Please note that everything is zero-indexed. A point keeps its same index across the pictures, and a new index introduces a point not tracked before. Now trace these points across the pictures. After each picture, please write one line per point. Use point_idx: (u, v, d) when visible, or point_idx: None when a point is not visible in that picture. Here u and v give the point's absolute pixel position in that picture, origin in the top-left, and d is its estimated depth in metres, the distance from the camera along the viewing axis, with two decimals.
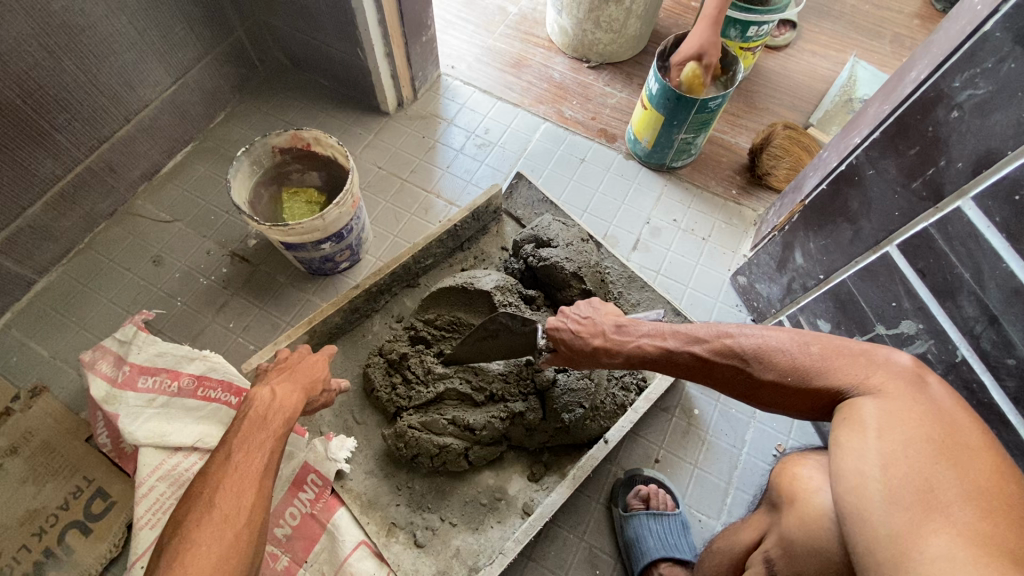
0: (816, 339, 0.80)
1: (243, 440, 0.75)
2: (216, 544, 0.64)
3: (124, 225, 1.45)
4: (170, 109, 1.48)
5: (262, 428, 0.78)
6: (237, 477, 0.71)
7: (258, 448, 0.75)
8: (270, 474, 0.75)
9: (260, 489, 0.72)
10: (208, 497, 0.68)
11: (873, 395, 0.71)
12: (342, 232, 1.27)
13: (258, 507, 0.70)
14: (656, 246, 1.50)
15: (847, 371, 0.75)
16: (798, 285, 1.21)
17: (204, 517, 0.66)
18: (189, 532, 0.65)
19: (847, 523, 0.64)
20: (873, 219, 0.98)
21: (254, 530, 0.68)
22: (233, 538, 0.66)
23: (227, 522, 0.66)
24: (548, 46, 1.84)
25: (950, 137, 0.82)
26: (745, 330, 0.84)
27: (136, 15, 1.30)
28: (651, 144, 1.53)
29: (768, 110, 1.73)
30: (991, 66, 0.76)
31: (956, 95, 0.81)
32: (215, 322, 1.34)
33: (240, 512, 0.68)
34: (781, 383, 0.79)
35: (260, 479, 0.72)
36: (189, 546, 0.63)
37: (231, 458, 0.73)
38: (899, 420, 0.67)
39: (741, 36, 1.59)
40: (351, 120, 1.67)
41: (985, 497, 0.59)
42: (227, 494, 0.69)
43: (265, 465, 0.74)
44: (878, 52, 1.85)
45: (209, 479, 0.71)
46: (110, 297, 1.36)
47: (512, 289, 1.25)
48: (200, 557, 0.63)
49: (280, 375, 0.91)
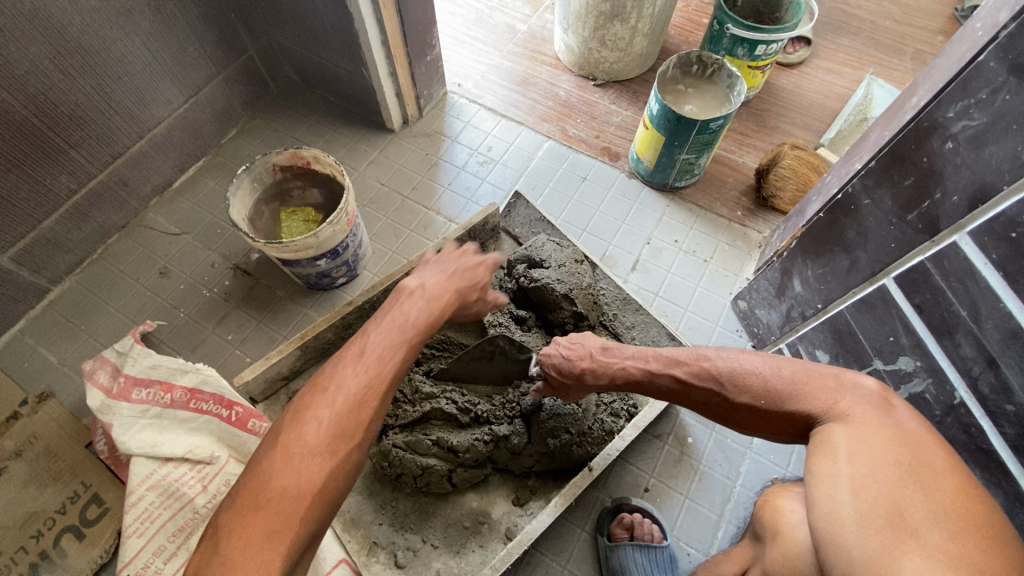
0: (788, 364, 0.79)
1: (381, 338, 0.73)
2: (331, 459, 0.64)
3: (135, 237, 1.51)
4: (183, 126, 1.54)
5: (401, 330, 0.75)
6: (364, 384, 0.68)
7: (392, 354, 0.72)
8: (399, 380, 0.73)
9: (384, 401, 0.70)
10: (332, 396, 0.67)
11: (841, 420, 0.71)
12: (338, 249, 1.29)
13: (375, 421, 0.69)
14: (655, 267, 1.47)
15: (818, 397, 0.74)
16: (796, 313, 1.16)
17: (323, 421, 0.65)
18: (305, 435, 0.64)
19: (825, 553, 0.61)
20: (869, 249, 0.94)
21: (365, 445, 0.68)
22: (345, 454, 0.65)
23: (343, 436, 0.65)
24: (555, 64, 1.85)
25: (945, 169, 0.79)
26: (723, 353, 0.84)
27: (150, 36, 1.36)
28: (653, 164, 1.51)
29: (779, 129, 1.69)
30: (985, 96, 0.72)
31: (951, 126, 0.77)
32: (215, 333, 1.38)
33: (358, 424, 0.66)
34: (755, 407, 0.78)
35: (386, 392, 0.70)
36: (303, 449, 0.63)
37: (364, 356, 0.71)
38: (867, 443, 0.66)
39: (749, 54, 1.55)
40: (357, 136, 1.70)
41: (953, 517, 0.58)
42: (348, 402, 0.67)
43: (396, 373, 0.71)
44: (897, 70, 1.79)
45: (337, 374, 0.69)
46: (118, 307, 1.41)
47: (503, 309, 1.24)
48: (314, 467, 0.63)
49: (431, 268, 0.87)
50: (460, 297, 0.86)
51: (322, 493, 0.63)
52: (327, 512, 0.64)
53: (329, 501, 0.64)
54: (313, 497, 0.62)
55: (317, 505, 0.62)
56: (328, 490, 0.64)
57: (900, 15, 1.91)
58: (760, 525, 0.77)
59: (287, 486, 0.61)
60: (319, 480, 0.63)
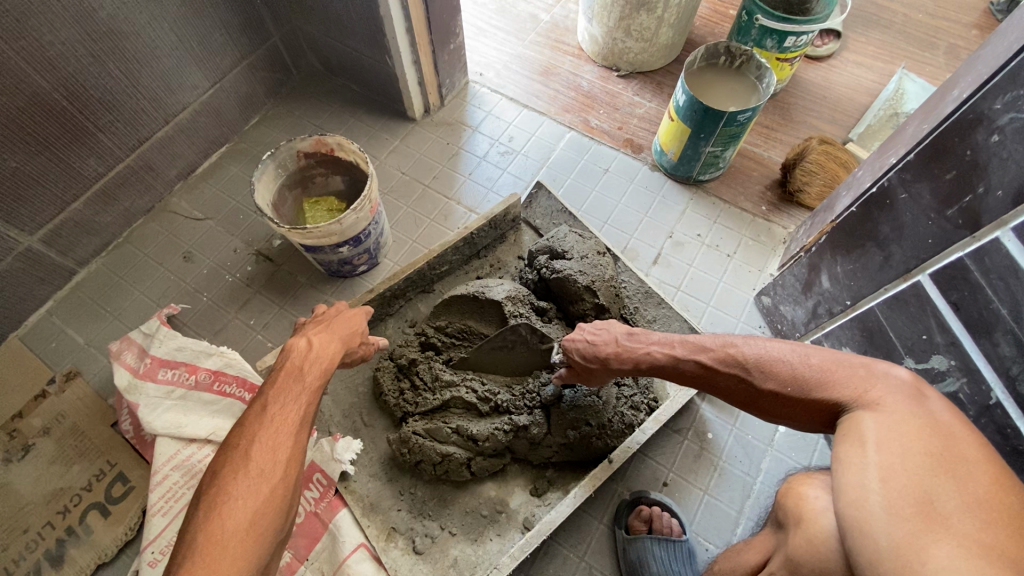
0: (817, 351, 0.78)
1: (278, 392, 0.80)
2: (253, 499, 0.68)
3: (159, 221, 1.53)
4: (207, 111, 1.55)
5: (297, 380, 0.82)
6: (272, 431, 0.75)
7: (294, 401, 0.79)
8: (308, 423, 0.80)
9: (296, 443, 0.76)
10: (245, 449, 0.72)
11: (871, 409, 0.69)
12: (360, 236, 1.29)
13: (293, 461, 0.74)
14: (677, 261, 1.46)
15: (847, 385, 0.73)
16: (823, 310, 1.14)
17: (241, 469, 0.70)
18: (227, 483, 0.69)
19: (850, 538, 0.60)
20: (904, 245, 0.91)
21: (289, 483, 0.72)
22: (269, 493, 0.70)
23: (262, 477, 0.70)
24: (578, 54, 1.82)
25: (990, 163, 0.75)
26: (750, 340, 0.83)
27: (177, 22, 1.36)
28: (677, 156, 1.49)
29: (805, 124, 1.66)
30: None
31: (997, 118, 0.74)
32: (237, 318, 1.39)
33: (275, 466, 0.72)
34: (781, 394, 0.78)
35: (295, 433, 0.76)
36: (225, 498, 0.68)
37: (266, 410, 0.77)
38: (896, 432, 0.65)
39: (778, 46, 1.52)
40: (378, 124, 1.70)
41: (985, 508, 0.57)
42: (262, 448, 0.72)
43: (301, 417, 0.78)
44: (929, 65, 1.76)
45: (246, 430, 0.75)
46: (143, 290, 1.43)
47: (524, 299, 1.24)
48: (237, 511, 0.67)
49: (317, 327, 0.96)
50: (345, 344, 0.94)
51: (250, 531, 0.67)
52: (264, 550, 0.68)
53: (262, 539, 0.67)
54: (242, 537, 0.66)
55: (249, 544, 0.66)
56: (258, 527, 0.68)
57: (934, 8, 1.87)
58: (783, 513, 0.74)
59: (215, 531, 0.65)
60: (245, 521, 0.67)
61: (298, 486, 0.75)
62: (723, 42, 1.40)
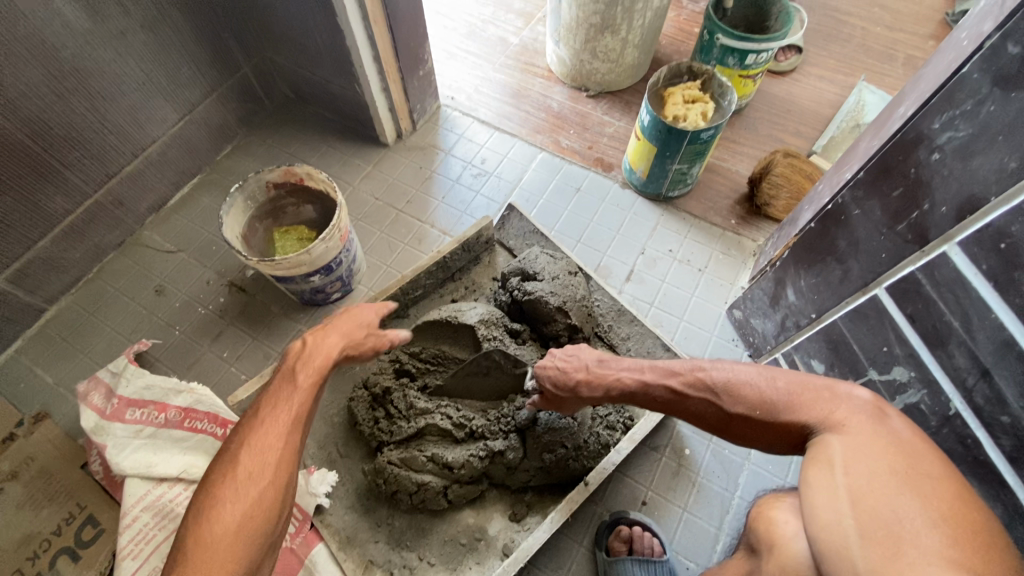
0: (784, 374, 0.79)
1: (272, 395, 0.79)
2: (240, 502, 0.68)
3: (132, 255, 1.52)
4: (177, 144, 1.55)
5: (291, 381, 0.81)
6: (263, 433, 0.74)
7: (287, 401, 0.78)
8: (302, 423, 0.78)
9: (287, 444, 0.74)
10: (235, 453, 0.72)
11: (837, 431, 0.70)
12: (331, 264, 1.28)
13: (283, 463, 0.72)
14: (650, 277, 1.47)
15: (812, 407, 0.74)
16: (791, 323, 1.15)
17: (230, 473, 0.70)
18: (215, 487, 0.69)
19: (827, 566, 0.60)
20: (861, 259, 0.92)
21: (280, 486, 0.71)
22: (257, 496, 0.69)
23: (250, 481, 0.69)
24: (548, 76, 1.85)
25: (932, 180, 0.76)
26: (718, 363, 0.85)
27: (144, 58, 1.37)
28: (646, 174, 1.51)
29: (771, 137, 1.69)
30: (970, 107, 0.70)
31: (937, 137, 0.75)
32: (210, 351, 1.38)
33: (263, 469, 0.70)
34: (750, 417, 0.78)
35: (287, 432, 0.75)
36: (215, 502, 0.68)
37: (259, 413, 0.76)
38: (861, 452, 0.66)
39: (740, 64, 1.55)
40: (351, 151, 1.70)
41: (948, 523, 0.57)
42: (250, 452, 0.72)
43: (292, 417, 0.76)
44: (888, 76, 1.81)
45: (240, 433, 0.75)
46: (114, 326, 1.41)
47: (498, 322, 1.24)
48: (224, 514, 0.67)
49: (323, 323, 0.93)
50: (350, 338, 0.90)
51: (239, 533, 0.66)
52: (254, 553, 0.67)
53: (252, 541, 0.67)
54: (229, 541, 0.66)
55: (236, 548, 0.66)
56: (246, 531, 0.67)
57: (891, 21, 1.93)
58: (754, 538, 0.74)
59: (203, 536, 0.66)
60: (234, 523, 0.67)
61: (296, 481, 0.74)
62: (685, 63, 1.43)
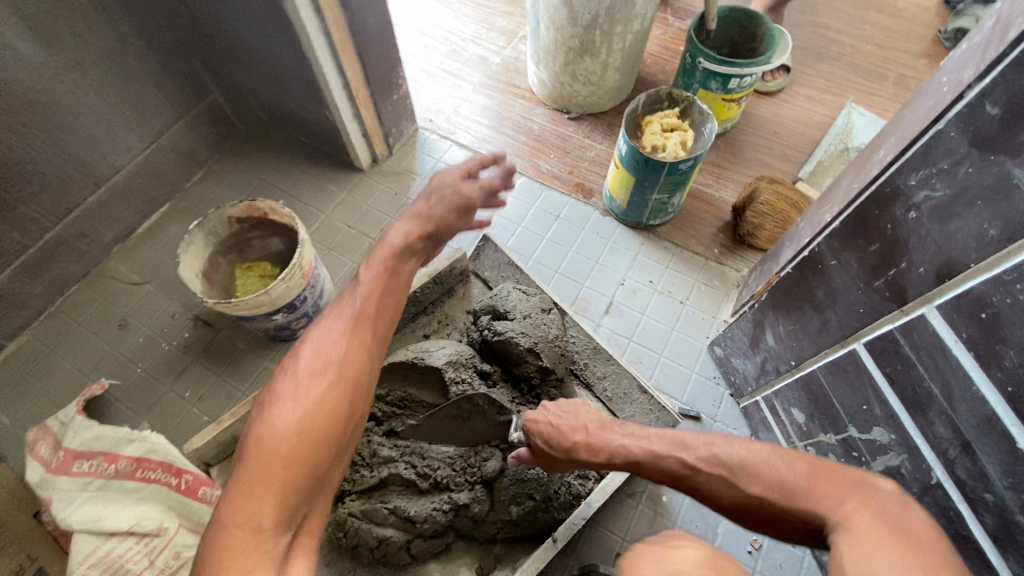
0: (803, 458, 0.69)
1: (338, 306, 0.79)
2: (301, 407, 0.68)
3: (95, 287, 1.47)
4: (143, 173, 1.50)
5: (356, 289, 0.80)
6: (328, 342, 0.74)
7: (351, 311, 0.77)
8: (368, 328, 0.77)
9: (351, 350, 0.74)
10: (298, 363, 0.73)
11: (858, 526, 0.58)
12: (294, 302, 1.24)
13: (346, 372, 0.72)
14: (629, 310, 1.42)
15: (833, 497, 0.62)
16: (771, 367, 1.10)
17: (294, 380, 0.71)
18: (279, 393, 0.70)
19: None
20: (838, 311, 0.87)
21: (344, 396, 0.71)
22: (317, 403, 0.69)
23: (313, 386, 0.70)
24: (529, 97, 1.80)
25: (909, 239, 0.71)
26: (730, 438, 0.75)
27: (103, 87, 1.33)
28: (626, 203, 1.46)
29: (757, 161, 1.64)
30: (947, 167, 0.65)
31: (913, 195, 0.70)
32: (172, 390, 1.33)
33: (327, 375, 0.71)
34: (766, 502, 0.67)
35: (352, 340, 0.75)
36: (276, 404, 0.69)
37: (324, 322, 0.77)
38: (888, 557, 0.53)
39: (723, 88, 1.50)
40: (325, 176, 1.65)
41: None
42: (314, 359, 0.73)
43: (357, 323, 0.76)
44: (879, 95, 1.75)
45: (305, 343, 0.75)
46: (74, 363, 1.37)
47: (467, 364, 1.19)
48: (286, 417, 0.67)
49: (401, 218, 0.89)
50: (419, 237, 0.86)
51: (299, 433, 0.66)
52: (317, 458, 0.67)
53: (314, 446, 0.67)
54: (289, 443, 0.66)
55: (296, 450, 0.65)
56: (307, 434, 0.67)
57: (882, 39, 1.88)
58: None
59: (262, 438, 0.66)
60: (292, 424, 0.67)
61: (361, 386, 0.73)
62: (667, 87, 1.38)
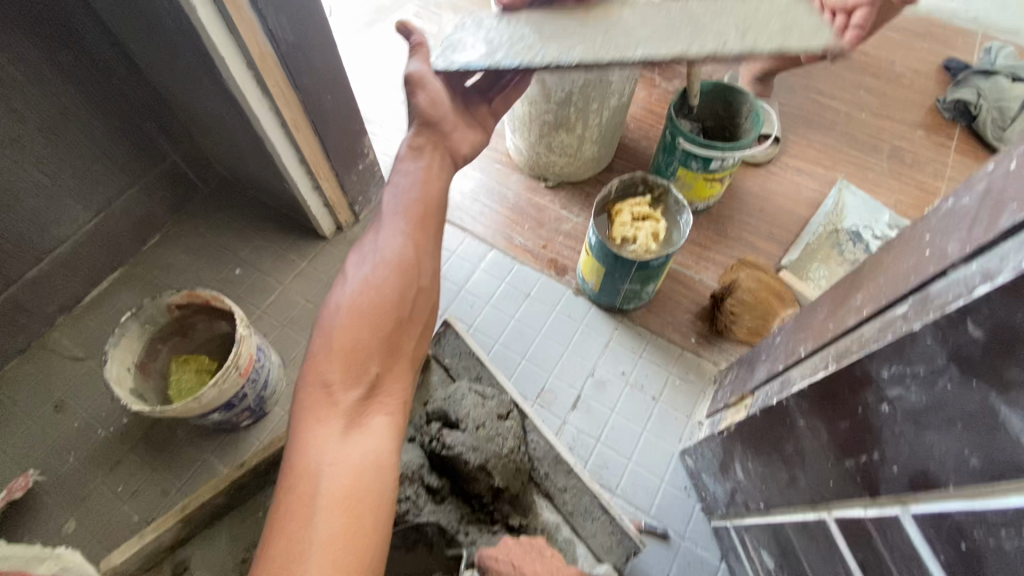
0: None
1: (386, 208, 0.88)
2: (359, 292, 0.77)
3: (34, 363, 1.39)
4: (92, 241, 1.43)
5: (400, 195, 0.89)
6: (378, 239, 0.83)
7: (398, 214, 0.86)
8: (411, 226, 0.85)
9: (400, 244, 0.82)
10: (359, 255, 0.82)
11: None
12: (232, 401, 1.15)
13: (399, 259, 0.80)
14: (598, 406, 1.32)
15: None
16: (740, 500, 1.01)
17: (354, 270, 0.80)
18: (345, 281, 0.79)
19: None
20: (808, 474, 0.78)
21: (397, 281, 0.79)
22: (374, 287, 0.77)
23: (369, 275, 0.78)
24: (506, 161, 1.72)
25: (882, 432, 0.63)
26: None
27: (43, 160, 1.25)
28: (598, 287, 1.36)
29: (741, 240, 1.55)
30: (923, 372, 0.57)
31: (885, 387, 0.62)
32: (104, 483, 1.25)
33: (382, 263, 0.80)
34: None
35: (400, 237, 0.83)
36: (341, 290, 0.78)
37: (377, 222, 0.86)
38: None
39: (704, 168, 1.41)
40: (287, 243, 1.58)
41: None
42: (369, 251, 0.82)
43: (401, 222, 0.85)
44: (872, 170, 1.67)
45: (363, 241, 0.85)
46: (2, 450, 1.28)
47: (413, 477, 1.09)
48: (347, 300, 0.76)
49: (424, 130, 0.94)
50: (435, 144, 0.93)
51: (351, 312, 0.75)
52: (381, 328, 0.76)
53: (374, 318, 0.75)
54: (353, 318, 0.75)
55: (359, 322, 0.74)
56: (365, 309, 0.75)
57: (877, 107, 1.80)
58: None
59: (331, 316, 0.76)
60: (351, 303, 0.76)
61: (411, 266, 0.81)
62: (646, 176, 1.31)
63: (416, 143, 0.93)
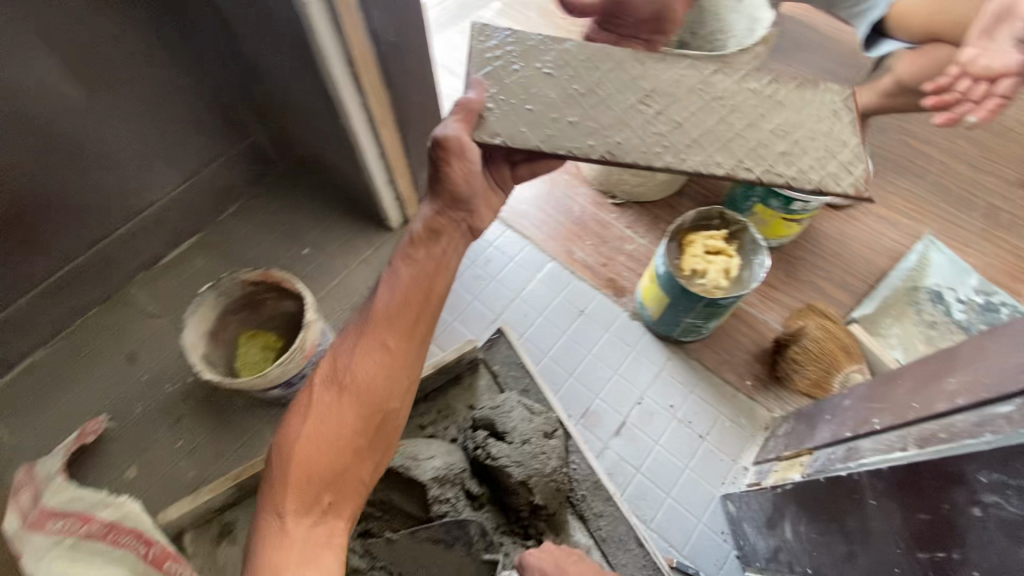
0: None
1: (363, 313, 0.84)
2: (318, 422, 0.77)
3: (113, 314, 1.49)
4: (176, 207, 1.51)
5: (380, 300, 0.84)
6: (348, 353, 0.81)
7: (373, 323, 0.82)
8: (382, 342, 0.81)
9: (365, 366, 0.80)
10: (326, 370, 0.82)
11: None
12: (292, 380, 1.20)
13: (363, 384, 0.79)
14: (641, 435, 1.31)
15: None
16: (784, 559, 0.98)
17: (320, 389, 0.80)
18: (309, 400, 0.80)
19: None
20: (870, 553, 0.75)
21: (357, 409, 0.78)
22: (332, 417, 0.77)
23: (331, 401, 0.78)
24: (576, 172, 1.71)
25: (967, 533, 0.60)
26: None
27: (144, 126, 1.33)
28: (656, 316, 1.35)
29: (812, 285, 1.50)
30: None
31: (979, 490, 0.59)
32: (165, 437, 1.32)
33: (345, 387, 0.79)
34: None
35: (368, 355, 0.80)
36: (302, 414, 0.79)
37: (351, 330, 0.84)
38: None
39: (784, 208, 1.37)
40: (354, 230, 1.62)
41: None
42: (337, 369, 0.81)
43: (373, 339, 0.81)
44: (963, 227, 1.57)
45: (338, 349, 0.83)
46: (78, 392, 1.38)
47: (454, 480, 1.11)
48: (306, 428, 0.77)
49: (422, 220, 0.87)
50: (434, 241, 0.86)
51: (308, 446, 0.76)
52: (336, 460, 0.76)
53: (329, 451, 0.76)
54: (309, 447, 0.76)
55: (315, 454, 0.76)
56: (324, 440, 0.76)
57: (979, 159, 1.69)
58: None
59: (289, 442, 0.77)
60: (308, 433, 0.76)
61: (373, 397, 0.79)
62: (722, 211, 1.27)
63: (433, 225, 0.86)
